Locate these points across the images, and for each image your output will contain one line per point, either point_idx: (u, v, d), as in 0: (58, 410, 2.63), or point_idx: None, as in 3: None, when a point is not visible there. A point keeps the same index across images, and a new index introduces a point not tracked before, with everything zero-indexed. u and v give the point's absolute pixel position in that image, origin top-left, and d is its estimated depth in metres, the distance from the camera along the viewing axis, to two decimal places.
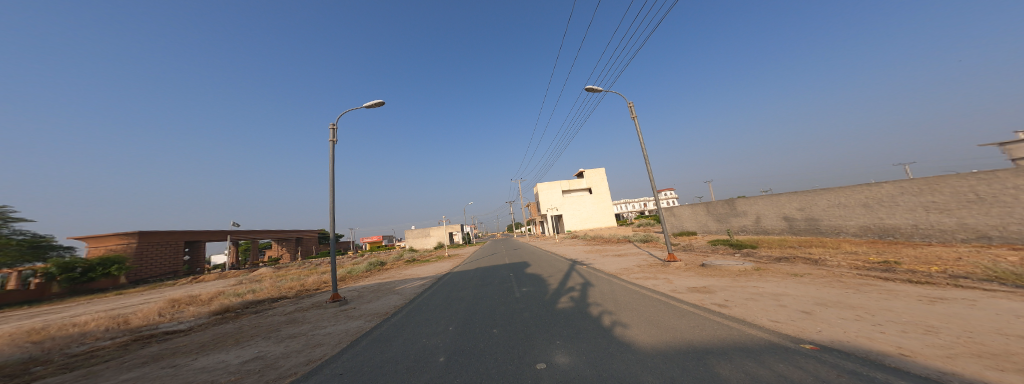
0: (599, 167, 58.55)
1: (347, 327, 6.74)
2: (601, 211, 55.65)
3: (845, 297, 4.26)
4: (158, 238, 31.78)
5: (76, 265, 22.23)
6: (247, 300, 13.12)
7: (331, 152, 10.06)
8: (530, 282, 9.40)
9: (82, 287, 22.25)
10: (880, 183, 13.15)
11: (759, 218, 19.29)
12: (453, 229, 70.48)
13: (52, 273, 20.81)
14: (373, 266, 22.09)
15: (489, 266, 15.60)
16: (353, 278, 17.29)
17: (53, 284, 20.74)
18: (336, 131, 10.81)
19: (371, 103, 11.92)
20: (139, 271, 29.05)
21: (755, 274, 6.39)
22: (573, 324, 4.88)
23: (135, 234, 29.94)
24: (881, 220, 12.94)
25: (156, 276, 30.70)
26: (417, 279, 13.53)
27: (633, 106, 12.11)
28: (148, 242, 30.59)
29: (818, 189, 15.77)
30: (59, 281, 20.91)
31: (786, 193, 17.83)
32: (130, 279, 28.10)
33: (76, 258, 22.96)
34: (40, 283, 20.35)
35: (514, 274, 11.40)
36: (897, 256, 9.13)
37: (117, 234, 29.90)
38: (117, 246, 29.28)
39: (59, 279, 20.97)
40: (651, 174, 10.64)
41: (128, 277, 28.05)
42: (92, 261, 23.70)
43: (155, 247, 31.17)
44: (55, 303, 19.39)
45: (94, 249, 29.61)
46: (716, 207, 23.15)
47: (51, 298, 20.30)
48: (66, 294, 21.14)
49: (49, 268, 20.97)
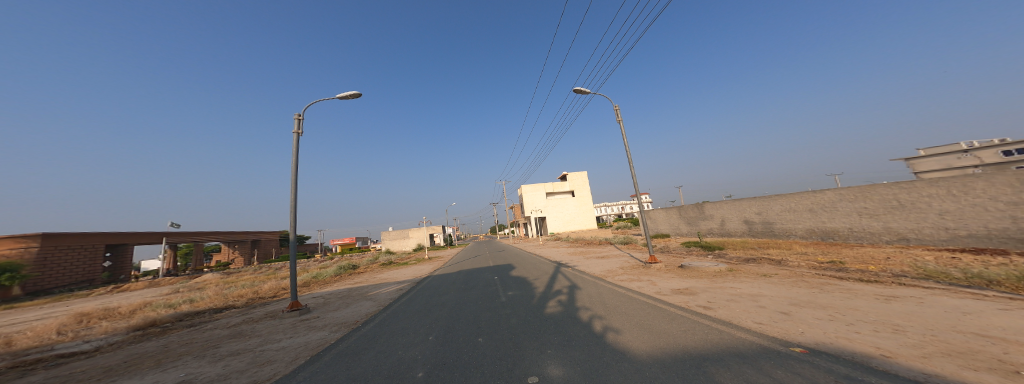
0: (582, 171, 59.97)
1: (307, 339, 6.03)
2: (582, 214, 56.79)
3: (814, 297, 4.51)
4: (67, 241, 27.01)
5: None
6: (183, 312, 11.43)
7: (295, 144, 9.12)
8: (515, 285, 9.16)
9: None
10: (824, 190, 14.67)
11: (724, 221, 20.72)
12: (432, 231, 68.29)
13: None
14: (343, 270, 20.62)
15: (470, 269, 15.13)
16: (319, 284, 15.92)
17: None
18: (302, 122, 9.85)
19: (345, 94, 11.02)
20: (41, 281, 24.53)
21: (730, 275, 6.71)
22: (563, 331, 4.72)
23: (39, 236, 25.26)
24: (824, 223, 14.42)
25: (65, 285, 26.14)
26: (392, 283, 12.74)
27: (618, 110, 12.42)
28: (54, 245, 25.87)
29: (774, 195, 17.26)
30: None
31: (747, 198, 19.35)
32: (28, 289, 23.51)
33: None
34: None
35: (498, 277, 11.09)
36: (840, 256, 10.16)
37: (14, 237, 25.00)
38: (12, 250, 24.36)
39: None
40: (634, 177, 10.90)
41: (27, 287, 23.53)
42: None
43: (62, 252, 26.46)
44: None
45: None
46: (687, 211, 24.57)
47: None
48: None
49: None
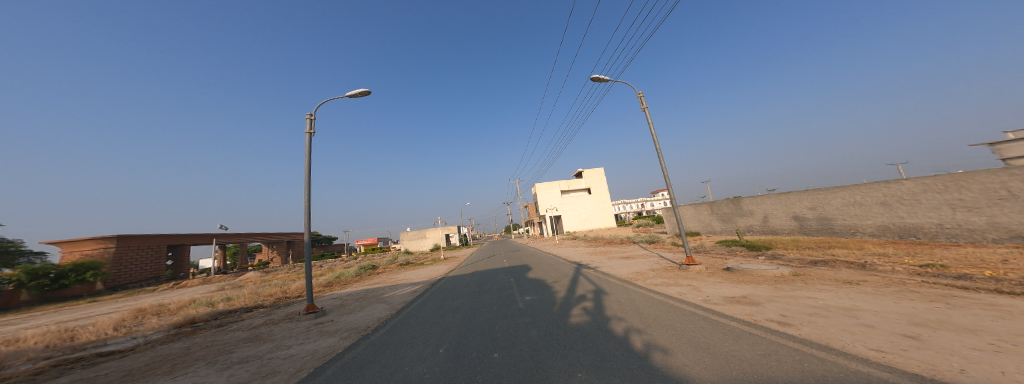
0: (599, 167, 57.77)
1: (316, 346, 5.65)
2: (600, 212, 54.92)
3: (943, 313, 3.32)
4: (137, 242, 30.04)
5: (46, 271, 22.02)
6: (217, 310, 11.83)
7: (308, 143, 9.02)
8: (533, 290, 8.37)
9: (52, 295, 22.08)
10: (900, 180, 12.44)
11: (767, 218, 18.56)
12: (449, 230, 69.30)
13: (20, 280, 20.59)
14: (364, 270, 20.87)
15: (486, 270, 14.52)
16: (340, 284, 16.11)
17: (22, 291, 20.56)
18: (314, 121, 9.78)
19: (355, 93, 10.88)
20: (117, 278, 27.39)
21: (799, 281, 5.48)
22: (594, 348, 3.88)
23: (112, 238, 28.25)
24: (901, 219, 12.21)
25: (136, 282, 29.06)
26: (408, 284, 12.44)
27: (643, 96, 11.07)
28: (127, 246, 28.94)
29: (830, 187, 15.06)
30: (28, 288, 20.71)
31: (796, 191, 17.13)
32: (107, 285, 26.47)
33: (49, 264, 22.61)
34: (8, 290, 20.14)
35: (514, 280, 10.39)
36: (933, 257, 8.33)
37: (95, 238, 28.15)
38: (93, 250, 27.46)
39: (28, 287, 20.73)
40: (664, 170, 9.56)
41: (105, 283, 26.47)
42: (64, 266, 23.57)
43: (135, 252, 29.50)
44: (19, 314, 18.51)
45: (68, 254, 27.75)
46: (721, 207, 22.44)
47: (19, 305, 20.08)
48: (33, 306, 20.03)
49: (17, 274, 20.79)
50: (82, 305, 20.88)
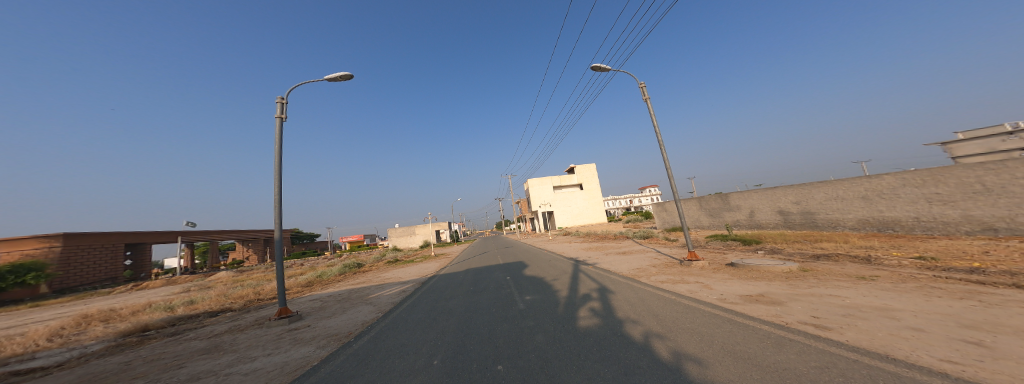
0: (590, 163, 58.07)
1: (287, 358, 4.91)
2: (591, 207, 55.36)
3: (984, 314, 3.09)
4: (90, 241, 27.38)
5: None
6: (177, 315, 10.64)
7: (279, 129, 8.09)
8: (532, 289, 7.90)
9: None
10: (881, 175, 12.86)
11: (754, 212, 19.01)
12: (439, 227, 68.04)
13: None
14: (347, 268, 19.78)
15: (478, 267, 13.95)
16: (321, 284, 15.08)
17: None
18: (286, 105, 8.80)
19: (336, 76, 9.95)
20: (67, 280, 24.85)
21: (811, 276, 5.27)
22: (613, 357, 3.43)
23: (60, 236, 25.59)
24: (881, 213, 12.65)
25: (89, 284, 26.52)
26: (395, 283, 11.69)
27: (644, 87, 10.70)
28: (76, 245, 26.20)
29: (815, 182, 15.46)
30: None
31: (781, 186, 17.57)
32: (54, 288, 23.92)
33: None
34: None
35: (510, 278, 9.92)
36: (918, 249, 8.55)
37: (39, 237, 25.37)
38: (36, 250, 24.70)
39: None
40: (665, 163, 9.27)
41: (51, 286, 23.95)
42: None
43: (86, 251, 26.84)
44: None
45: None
46: (709, 202, 22.84)
47: None
48: None
49: None
50: (23, 310, 18.73)
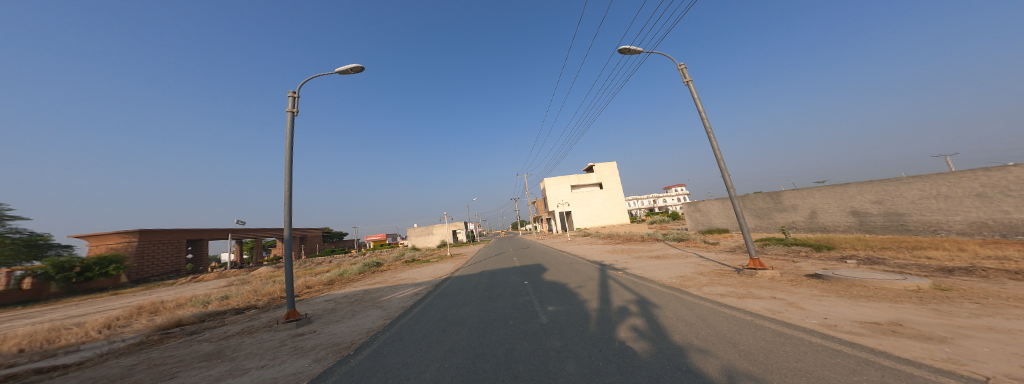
0: (612, 161, 55.40)
1: (279, 372, 4.30)
2: (612, 207, 52.83)
3: None
4: (159, 237, 30.31)
5: (71, 264, 22.12)
6: (206, 311, 10.83)
7: (290, 124, 7.91)
8: (555, 298, 6.83)
9: (79, 287, 22.26)
10: (1005, 167, 10.19)
11: (815, 213, 16.37)
12: (457, 227, 68.96)
13: (47, 273, 20.70)
14: (368, 267, 19.81)
15: (496, 269, 13.08)
16: (342, 283, 15.03)
17: (50, 283, 20.75)
18: (297, 99, 8.59)
19: (348, 69, 9.66)
20: (139, 271, 27.57)
21: (963, 300, 3.73)
22: None
23: (134, 232, 28.54)
24: (1005, 214, 10.03)
25: (157, 275, 29.29)
26: (409, 285, 11.16)
27: (684, 69, 8.79)
28: (148, 240, 28.94)
29: (902, 177, 12.78)
30: (55, 281, 20.85)
31: (853, 183, 14.90)
32: (129, 278, 26.69)
33: (74, 257, 22.79)
34: (37, 283, 20.32)
35: (530, 282, 8.96)
36: None
37: (117, 232, 28.47)
38: (116, 244, 27.75)
39: (55, 279, 20.90)
40: (718, 158, 7.53)
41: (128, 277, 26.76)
42: (88, 259, 23.67)
43: (156, 246, 29.70)
44: (40, 306, 18.50)
45: (94, 248, 28.19)
46: (755, 201, 20.23)
47: (47, 298, 20.22)
48: (56, 299, 20.20)
49: (45, 267, 20.88)
50: (102, 298, 20.93)
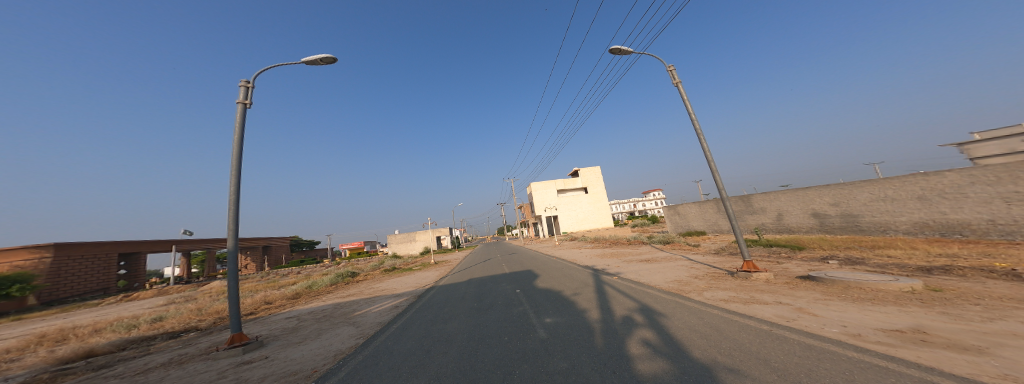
0: (595, 166, 56.61)
1: None
2: (596, 211, 53.77)
3: None
4: (80, 251, 25.96)
5: None
6: (134, 336, 9.13)
7: (240, 117, 6.90)
8: (551, 308, 6.32)
9: None
10: (942, 172, 11.29)
11: (782, 215, 17.41)
12: (439, 233, 66.83)
13: None
14: (339, 278, 18.23)
15: (483, 276, 12.38)
16: (308, 296, 13.55)
17: None
18: (250, 89, 7.55)
19: (317, 58, 8.68)
20: (55, 291, 23.42)
21: (964, 302, 3.73)
22: None
23: (52, 245, 24.35)
24: (944, 215, 11.08)
25: (80, 295, 25.05)
26: (386, 297, 10.16)
27: (673, 70, 8.86)
28: (66, 255, 24.84)
29: (855, 181, 13.89)
30: None
31: (813, 186, 16.02)
32: (44, 299, 22.64)
33: None
34: None
35: (520, 291, 8.41)
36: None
37: (25, 247, 23.81)
38: (24, 261, 23.11)
39: None
40: (709, 159, 7.55)
41: (41, 298, 22.54)
42: None
43: (76, 262, 25.41)
44: None
45: None
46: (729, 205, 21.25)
47: None
48: None
49: None
50: (3, 324, 17.44)
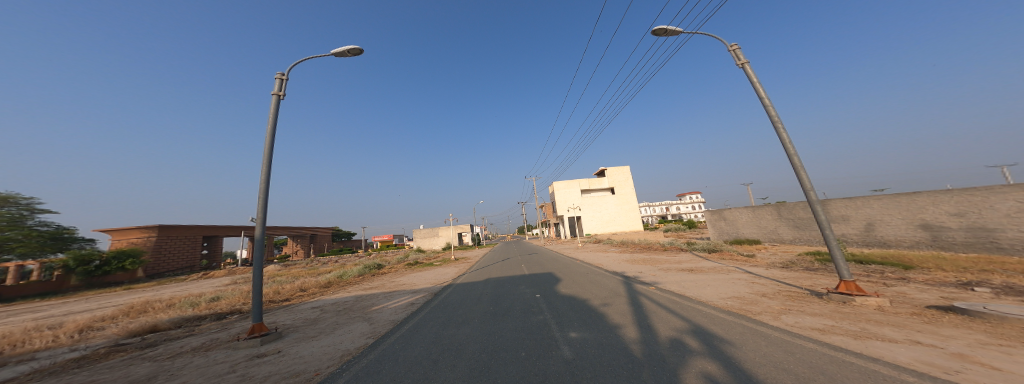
0: (623, 165, 53.30)
1: None
2: (624, 214, 50.44)
3: None
4: (177, 232, 30.40)
5: (92, 257, 22.21)
6: (187, 315, 9.85)
7: (273, 108, 7.00)
8: (577, 321, 5.38)
9: (98, 280, 22.28)
10: None
11: (872, 226, 14.29)
12: (463, 229, 68.26)
13: (68, 266, 20.84)
14: (370, 270, 18.76)
15: (504, 277, 11.70)
16: (339, 286, 13.95)
17: (71, 276, 20.93)
18: (284, 82, 7.68)
19: (346, 50, 8.69)
20: (156, 265, 27.55)
21: None
22: None
23: (155, 227, 28.63)
24: None
25: (172, 270, 29.22)
26: (407, 292, 9.90)
27: (736, 48, 7.31)
28: (167, 235, 29.19)
29: (989, 185, 10.75)
30: (75, 273, 21.01)
31: (923, 191, 12.83)
32: (148, 272, 26.83)
33: (95, 250, 22.98)
34: (58, 275, 20.53)
35: (544, 296, 7.53)
36: None
37: (138, 227, 28.57)
38: (138, 239, 27.97)
39: (75, 272, 21.04)
40: (793, 153, 5.98)
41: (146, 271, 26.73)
42: (109, 253, 23.64)
43: (174, 241, 29.78)
44: (54, 300, 18.37)
45: (117, 241, 28.46)
46: (792, 211, 18.17)
47: (65, 291, 20.29)
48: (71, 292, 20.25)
49: (66, 259, 21.02)
50: (114, 292, 20.77)
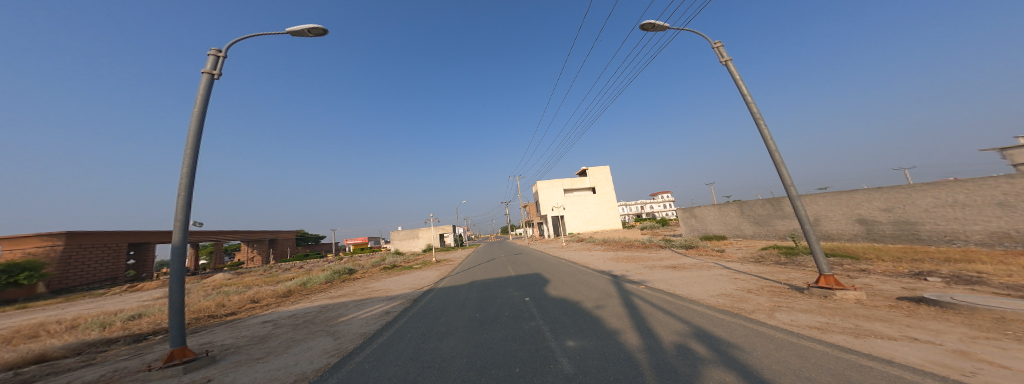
0: (604, 166, 54.87)
1: None
2: (604, 213, 52.07)
3: None
4: (91, 240, 25.67)
5: None
6: (96, 338, 8.06)
7: (204, 89, 5.78)
8: (571, 327, 4.99)
9: None
10: None
11: (820, 221, 15.71)
12: (444, 230, 66.11)
13: None
14: (336, 275, 17.16)
15: (487, 279, 11.13)
16: (299, 296, 12.44)
17: None
18: (221, 59, 6.42)
19: (304, 28, 7.54)
20: (63, 279, 22.95)
21: None
22: None
23: (62, 234, 23.95)
24: None
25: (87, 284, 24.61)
26: (379, 300, 8.94)
27: (719, 46, 7.40)
28: (78, 243, 24.56)
29: (915, 184, 12.16)
30: None
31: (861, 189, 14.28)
32: (52, 288, 22.19)
33: None
34: None
35: (532, 299, 7.08)
36: None
37: (38, 235, 23.55)
38: (37, 249, 22.92)
39: None
40: (774, 150, 6.12)
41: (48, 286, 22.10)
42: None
43: (87, 250, 25.07)
44: None
45: (6, 252, 23.10)
46: (753, 208, 19.56)
47: None
48: None
49: None
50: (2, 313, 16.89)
